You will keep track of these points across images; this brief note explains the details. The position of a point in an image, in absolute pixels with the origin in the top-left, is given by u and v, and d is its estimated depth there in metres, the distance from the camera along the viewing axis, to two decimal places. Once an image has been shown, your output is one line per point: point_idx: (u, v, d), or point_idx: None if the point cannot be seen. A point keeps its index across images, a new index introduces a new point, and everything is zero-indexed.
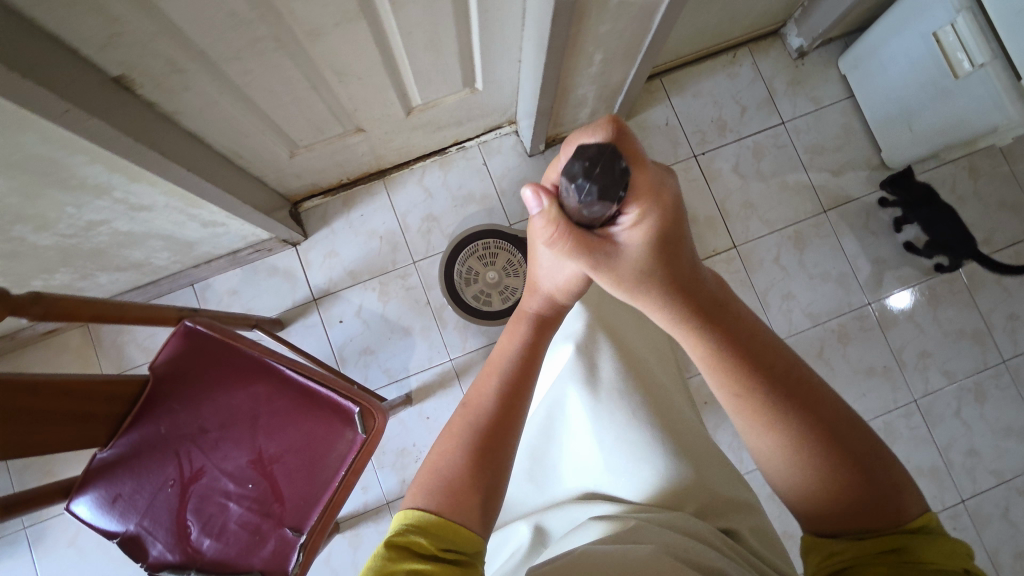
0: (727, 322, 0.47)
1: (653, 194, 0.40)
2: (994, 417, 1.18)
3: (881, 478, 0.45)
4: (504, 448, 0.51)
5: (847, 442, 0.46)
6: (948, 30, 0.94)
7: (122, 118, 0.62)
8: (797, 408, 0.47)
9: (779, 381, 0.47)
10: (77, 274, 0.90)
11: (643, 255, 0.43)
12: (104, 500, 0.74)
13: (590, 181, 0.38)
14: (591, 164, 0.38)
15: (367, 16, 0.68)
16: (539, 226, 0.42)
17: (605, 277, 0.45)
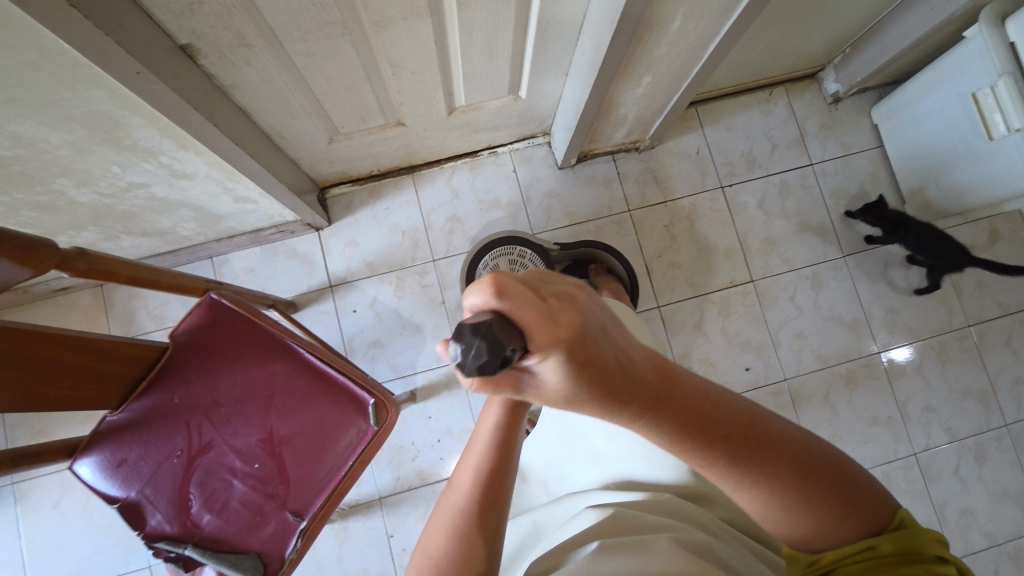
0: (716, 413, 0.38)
1: (554, 334, 0.30)
2: (991, 478, 1.18)
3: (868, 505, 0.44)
4: (490, 530, 0.49)
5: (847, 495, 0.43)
6: (987, 91, 0.96)
7: (183, 85, 0.63)
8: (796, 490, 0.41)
9: (776, 466, 0.40)
10: (103, 234, 0.90)
11: (583, 389, 0.32)
12: (109, 464, 0.73)
13: (468, 356, 0.28)
14: (473, 343, 0.28)
15: (434, 14, 0.69)
16: None
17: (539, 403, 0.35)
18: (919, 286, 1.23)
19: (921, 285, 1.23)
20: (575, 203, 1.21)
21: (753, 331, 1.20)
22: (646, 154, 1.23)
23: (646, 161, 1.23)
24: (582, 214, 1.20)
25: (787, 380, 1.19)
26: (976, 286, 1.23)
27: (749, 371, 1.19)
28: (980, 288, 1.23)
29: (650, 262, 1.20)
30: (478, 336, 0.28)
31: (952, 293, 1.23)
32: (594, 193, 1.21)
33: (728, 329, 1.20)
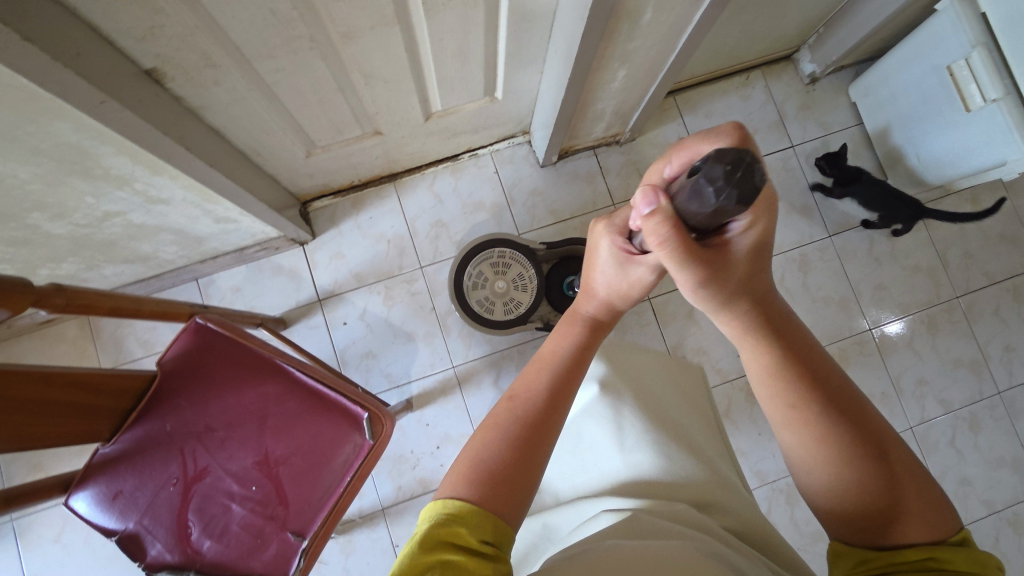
0: (791, 344, 0.50)
1: (764, 208, 0.43)
2: (987, 447, 1.19)
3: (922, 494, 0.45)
4: (542, 439, 0.53)
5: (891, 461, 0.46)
6: (961, 63, 0.96)
7: (152, 110, 0.62)
8: (841, 418, 0.47)
9: (827, 391, 0.48)
10: (83, 264, 0.89)
11: (735, 260, 0.45)
12: (105, 496, 0.72)
13: (728, 185, 0.34)
14: (725, 165, 0.34)
15: (402, 22, 0.68)
16: (648, 223, 0.42)
17: (699, 277, 0.45)
18: (906, 261, 1.23)
19: (907, 260, 1.23)
20: (559, 201, 1.21)
21: None
22: (626, 146, 1.23)
23: (627, 153, 1.23)
24: (567, 211, 1.20)
25: None
26: (962, 257, 1.24)
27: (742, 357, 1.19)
28: (966, 259, 1.24)
29: None
30: (721, 165, 0.35)
31: (938, 266, 1.23)
32: (577, 189, 1.21)
33: None
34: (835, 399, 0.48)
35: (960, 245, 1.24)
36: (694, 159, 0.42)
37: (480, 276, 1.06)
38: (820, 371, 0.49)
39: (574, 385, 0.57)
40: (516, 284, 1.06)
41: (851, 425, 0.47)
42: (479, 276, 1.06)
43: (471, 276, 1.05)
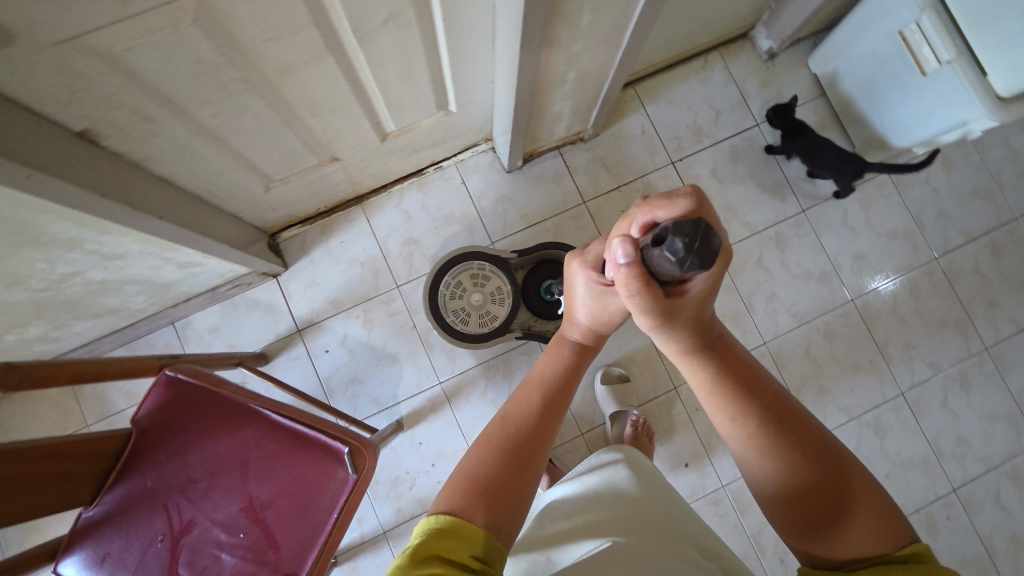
0: (729, 362, 0.52)
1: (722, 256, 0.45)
2: (980, 403, 1.19)
3: (875, 507, 0.45)
4: (532, 457, 0.52)
5: (845, 476, 0.46)
6: (913, 28, 0.95)
7: (89, 172, 0.61)
8: (789, 436, 0.48)
9: (775, 409, 0.50)
10: (50, 325, 0.88)
11: (692, 299, 0.47)
12: (93, 560, 0.72)
13: (690, 255, 0.37)
14: (692, 236, 0.37)
15: (337, 52, 0.67)
16: (621, 274, 0.44)
17: (661, 315, 0.47)
18: (882, 228, 1.23)
19: (883, 227, 1.23)
20: (529, 204, 1.20)
21: (726, 300, 1.20)
22: (591, 142, 1.22)
23: (593, 149, 1.21)
24: (538, 214, 1.19)
25: (767, 344, 1.19)
26: (937, 217, 1.23)
27: None
28: (941, 219, 1.23)
29: None
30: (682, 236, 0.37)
31: (914, 229, 1.23)
32: (546, 191, 1.20)
33: None
34: (784, 418, 0.49)
35: (934, 206, 1.24)
36: (655, 216, 0.45)
37: (453, 306, 1.05)
38: (766, 393, 0.51)
39: (561, 408, 0.58)
40: (472, 281, 1.05)
41: (802, 442, 0.48)
42: (452, 307, 1.05)
43: (451, 312, 1.05)
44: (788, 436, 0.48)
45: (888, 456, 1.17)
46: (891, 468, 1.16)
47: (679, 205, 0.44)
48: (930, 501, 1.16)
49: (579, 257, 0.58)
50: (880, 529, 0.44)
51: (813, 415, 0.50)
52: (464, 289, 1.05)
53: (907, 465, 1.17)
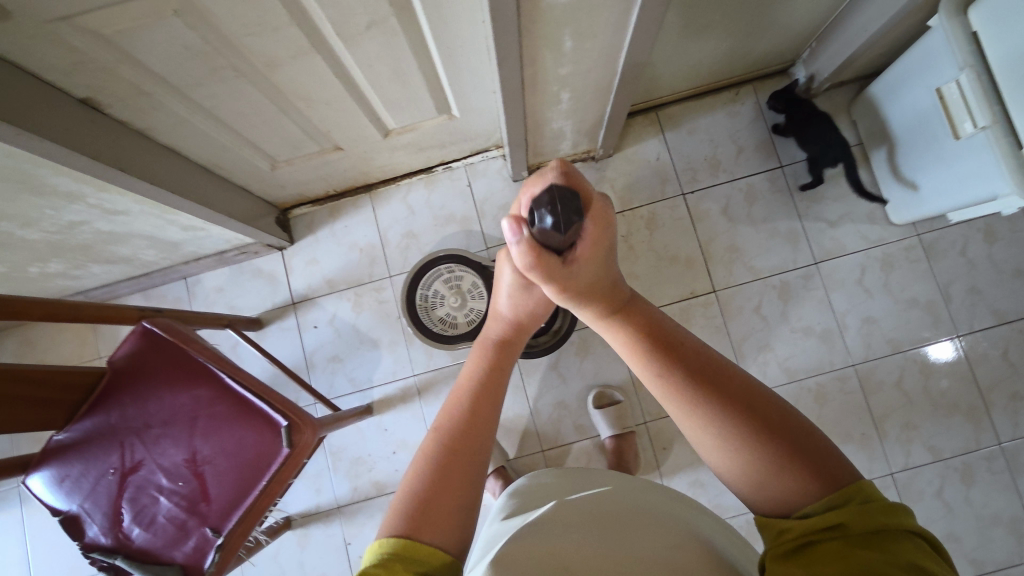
0: (635, 316, 0.58)
1: (603, 218, 0.49)
2: (981, 502, 1.09)
3: (804, 436, 0.48)
4: (470, 457, 0.55)
5: (779, 427, 0.48)
6: (951, 85, 0.87)
7: (85, 135, 0.68)
8: (722, 401, 0.50)
9: (689, 363, 0.54)
10: (69, 263, 0.98)
11: (581, 266, 0.51)
12: (56, 478, 0.80)
13: (554, 217, 0.45)
14: (553, 204, 0.45)
15: (322, 51, 0.70)
16: (519, 253, 0.49)
17: (564, 279, 0.52)
18: (901, 294, 1.14)
19: (903, 293, 1.14)
20: None
21: (715, 343, 1.15)
22: (602, 163, 1.20)
23: (602, 169, 1.20)
24: None
25: None
26: (967, 292, 1.13)
27: None
28: (972, 294, 1.13)
29: None
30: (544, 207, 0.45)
31: (939, 300, 1.14)
32: None
33: None
34: (709, 381, 0.52)
35: (966, 280, 1.14)
36: (531, 192, 0.47)
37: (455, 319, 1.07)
38: (692, 356, 0.54)
39: (495, 403, 0.61)
40: (433, 293, 1.07)
41: (734, 406, 0.50)
42: (456, 320, 1.07)
43: (464, 320, 1.07)
44: (700, 388, 0.52)
45: None
46: None
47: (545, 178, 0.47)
48: None
49: (504, 255, 0.59)
50: (813, 464, 0.46)
51: (722, 357, 0.55)
52: (441, 301, 1.07)
53: None
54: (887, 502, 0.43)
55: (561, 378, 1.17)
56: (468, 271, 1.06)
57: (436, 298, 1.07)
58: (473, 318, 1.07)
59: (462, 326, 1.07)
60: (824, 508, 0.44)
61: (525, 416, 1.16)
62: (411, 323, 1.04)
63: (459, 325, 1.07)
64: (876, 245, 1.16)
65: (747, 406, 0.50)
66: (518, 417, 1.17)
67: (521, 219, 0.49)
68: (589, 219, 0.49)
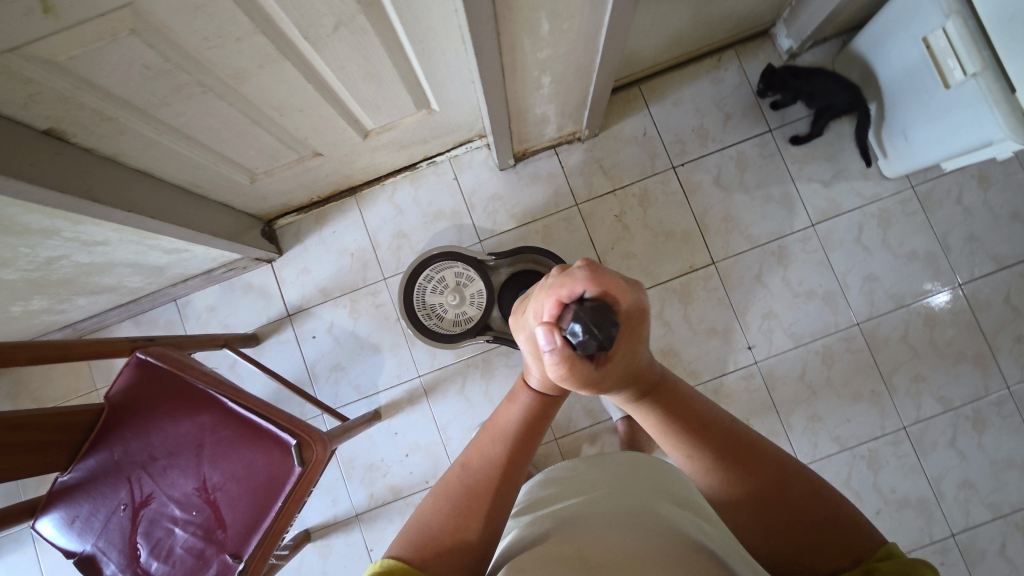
0: (669, 397, 0.52)
1: (640, 323, 0.42)
2: (993, 447, 1.10)
3: (844, 521, 0.45)
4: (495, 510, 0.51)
5: (818, 511, 0.45)
6: (938, 34, 0.86)
7: (51, 169, 0.65)
8: (761, 484, 0.47)
9: (719, 446, 0.50)
10: (53, 299, 0.95)
11: (615, 368, 0.43)
12: (66, 520, 0.79)
13: (591, 340, 0.38)
14: (592, 325, 0.38)
15: (291, 57, 0.67)
16: (549, 360, 0.41)
17: (597, 380, 0.43)
18: (900, 248, 1.13)
19: (902, 248, 1.13)
20: (521, 204, 1.17)
21: (718, 315, 1.14)
22: (589, 143, 1.18)
23: (589, 150, 1.17)
24: (529, 215, 1.17)
25: (758, 363, 1.13)
26: (966, 240, 1.13)
27: (716, 357, 1.14)
28: (971, 242, 1.13)
29: (604, 256, 1.16)
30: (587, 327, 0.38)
31: (938, 251, 1.13)
32: (538, 191, 1.17)
33: (691, 316, 1.15)
34: (758, 470, 0.48)
35: (964, 228, 1.13)
36: (563, 296, 0.41)
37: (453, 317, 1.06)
38: (732, 437, 0.50)
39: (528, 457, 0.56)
40: (432, 291, 1.05)
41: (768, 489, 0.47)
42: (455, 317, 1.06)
43: (463, 316, 1.06)
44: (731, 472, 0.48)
45: (881, 492, 1.10)
46: (882, 505, 1.10)
47: (574, 281, 0.41)
48: (924, 545, 1.09)
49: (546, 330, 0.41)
50: (849, 546, 0.43)
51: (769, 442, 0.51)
52: (440, 297, 1.05)
53: (901, 504, 1.10)
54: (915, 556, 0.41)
55: None
56: (428, 270, 1.04)
57: (433, 290, 1.05)
58: (471, 314, 1.06)
59: (459, 322, 1.06)
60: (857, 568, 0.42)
61: None
62: (412, 325, 1.03)
63: (460, 320, 1.06)
64: (872, 201, 1.14)
65: (791, 497, 0.46)
66: None
67: (551, 323, 0.41)
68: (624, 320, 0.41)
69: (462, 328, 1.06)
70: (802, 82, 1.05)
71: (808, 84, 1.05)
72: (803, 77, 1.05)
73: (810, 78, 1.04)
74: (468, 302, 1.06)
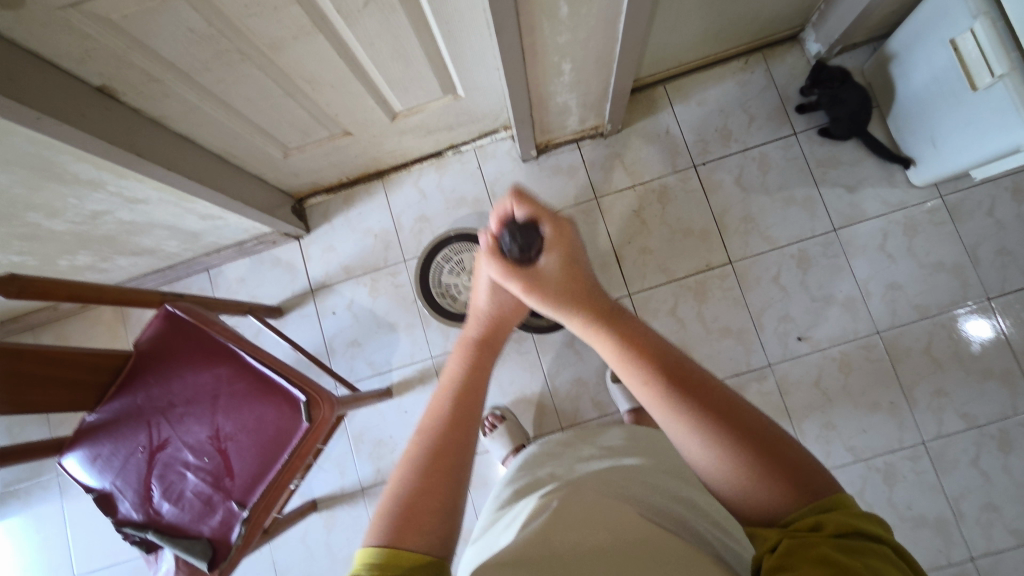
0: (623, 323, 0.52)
1: (560, 239, 0.55)
2: (1019, 469, 1.05)
3: (800, 462, 0.44)
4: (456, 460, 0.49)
5: (777, 446, 0.44)
6: (967, 37, 0.85)
7: (101, 122, 0.71)
8: (720, 415, 0.45)
9: (673, 371, 0.48)
10: (96, 256, 1.02)
11: (550, 275, 0.55)
12: (89, 457, 0.83)
13: (513, 243, 0.54)
14: (514, 232, 0.54)
15: (324, 30, 0.72)
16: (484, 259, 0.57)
17: (532, 289, 0.55)
18: (926, 258, 1.11)
19: (928, 257, 1.11)
20: (541, 195, 1.20)
21: (733, 315, 1.14)
22: (611, 139, 1.19)
23: (611, 146, 1.19)
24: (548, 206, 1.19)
25: (772, 366, 1.12)
26: (997, 254, 1.09)
27: (729, 357, 1.13)
28: (1002, 255, 1.09)
29: (620, 250, 1.17)
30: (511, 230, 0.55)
31: (966, 263, 1.10)
32: (559, 183, 1.20)
33: (705, 314, 1.14)
34: (710, 402, 0.46)
35: (995, 240, 1.10)
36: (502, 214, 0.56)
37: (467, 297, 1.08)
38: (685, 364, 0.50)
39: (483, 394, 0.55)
40: (447, 271, 1.08)
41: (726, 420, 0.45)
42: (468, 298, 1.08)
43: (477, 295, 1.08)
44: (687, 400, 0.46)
45: (896, 507, 1.07)
46: (897, 522, 1.06)
47: (505, 203, 0.56)
48: (940, 567, 1.04)
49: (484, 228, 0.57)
50: (807, 487, 0.43)
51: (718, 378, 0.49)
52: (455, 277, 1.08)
53: (917, 522, 1.06)
54: (862, 511, 0.40)
55: (577, 355, 1.17)
56: (447, 250, 1.08)
57: (451, 268, 1.08)
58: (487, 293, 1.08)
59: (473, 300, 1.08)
60: (807, 516, 0.41)
61: (543, 394, 1.16)
62: (426, 304, 1.06)
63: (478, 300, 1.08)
64: (898, 209, 1.12)
65: (744, 427, 0.45)
66: (536, 395, 1.16)
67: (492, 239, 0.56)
68: (546, 232, 0.55)
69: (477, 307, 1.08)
70: (836, 88, 1.06)
71: (840, 90, 1.05)
72: (836, 84, 1.06)
73: (844, 84, 1.05)
74: None
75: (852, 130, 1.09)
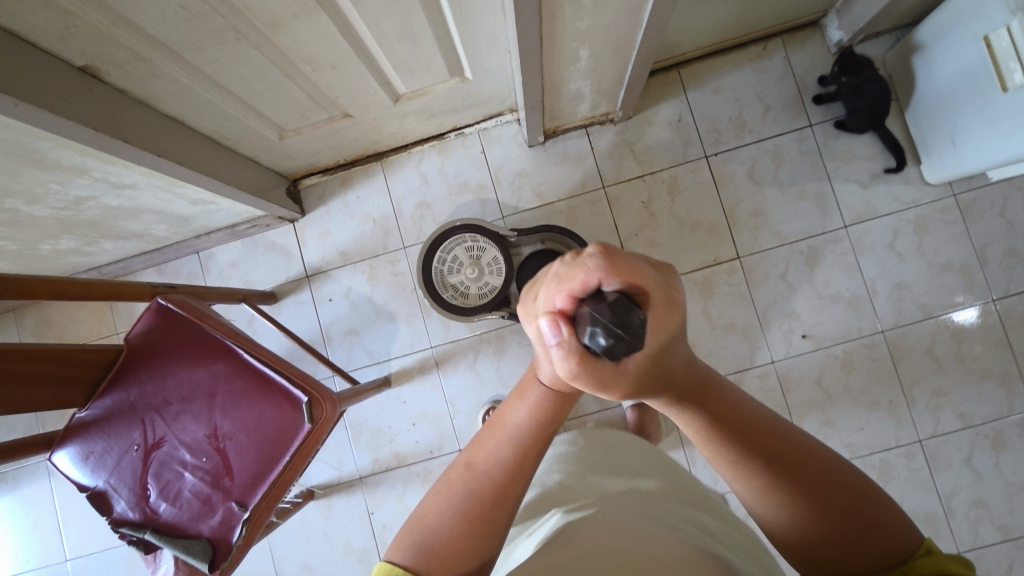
0: (711, 399, 0.46)
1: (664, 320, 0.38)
2: (1010, 468, 1.07)
3: (894, 526, 0.43)
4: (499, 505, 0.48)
5: (870, 515, 0.43)
6: (1001, 33, 0.81)
7: (84, 105, 0.65)
8: (812, 495, 0.44)
9: (765, 452, 0.45)
10: (80, 240, 0.97)
11: (642, 366, 0.39)
12: (80, 454, 0.80)
13: (606, 336, 0.35)
14: (609, 325, 0.35)
15: (328, 9, 0.66)
16: (557, 354, 0.38)
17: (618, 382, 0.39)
18: (935, 258, 1.10)
19: (937, 257, 1.10)
20: (546, 183, 1.16)
21: (738, 311, 1.12)
22: (621, 125, 1.15)
23: (621, 133, 1.15)
24: (554, 194, 1.15)
25: (775, 363, 1.11)
26: (1005, 255, 1.09)
27: (732, 353, 1.12)
28: (1010, 257, 1.09)
29: (627, 242, 1.14)
30: (603, 324, 0.35)
31: (974, 264, 1.09)
32: (566, 171, 1.15)
33: (710, 310, 1.13)
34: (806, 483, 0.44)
35: (1004, 241, 1.09)
36: (578, 289, 0.37)
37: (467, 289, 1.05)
38: (779, 440, 0.46)
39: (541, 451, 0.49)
40: (448, 261, 1.04)
41: (816, 500, 0.44)
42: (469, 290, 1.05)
43: (478, 289, 1.05)
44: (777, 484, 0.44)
45: None
46: None
47: (588, 272, 0.36)
48: None
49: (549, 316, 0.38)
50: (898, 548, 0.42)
51: (808, 438, 0.47)
52: (457, 268, 1.04)
53: (908, 518, 1.08)
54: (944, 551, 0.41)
55: None
56: (450, 240, 1.04)
57: (452, 258, 1.04)
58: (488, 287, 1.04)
59: (473, 293, 1.05)
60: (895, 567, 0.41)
61: None
62: (428, 295, 1.03)
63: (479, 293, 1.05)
64: (910, 207, 1.10)
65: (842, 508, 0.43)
66: None
67: (561, 314, 0.38)
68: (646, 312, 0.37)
69: (476, 301, 1.04)
70: (858, 81, 1.02)
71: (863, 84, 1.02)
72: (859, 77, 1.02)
73: (868, 78, 1.01)
74: (484, 275, 1.04)
75: (870, 123, 1.06)
